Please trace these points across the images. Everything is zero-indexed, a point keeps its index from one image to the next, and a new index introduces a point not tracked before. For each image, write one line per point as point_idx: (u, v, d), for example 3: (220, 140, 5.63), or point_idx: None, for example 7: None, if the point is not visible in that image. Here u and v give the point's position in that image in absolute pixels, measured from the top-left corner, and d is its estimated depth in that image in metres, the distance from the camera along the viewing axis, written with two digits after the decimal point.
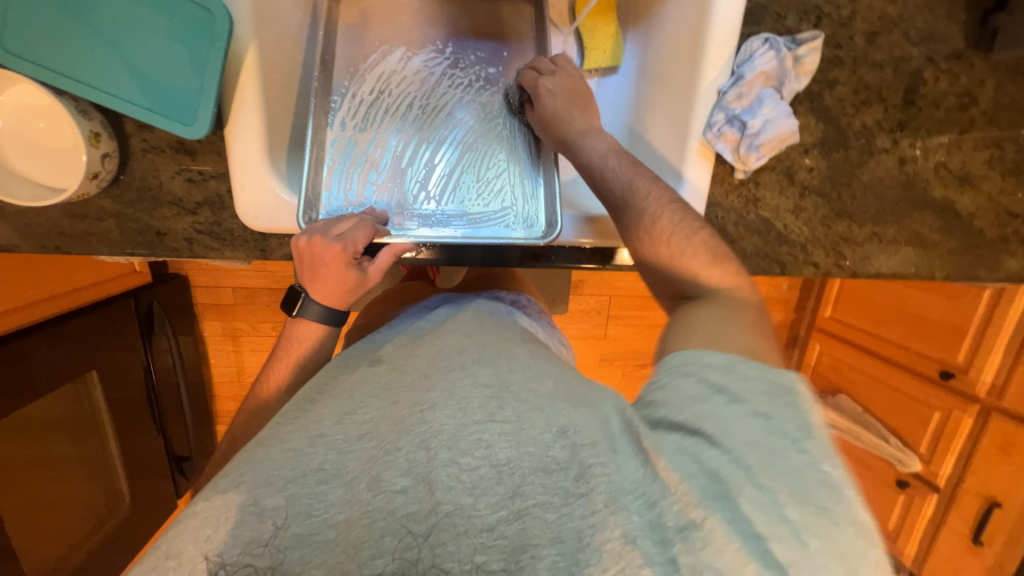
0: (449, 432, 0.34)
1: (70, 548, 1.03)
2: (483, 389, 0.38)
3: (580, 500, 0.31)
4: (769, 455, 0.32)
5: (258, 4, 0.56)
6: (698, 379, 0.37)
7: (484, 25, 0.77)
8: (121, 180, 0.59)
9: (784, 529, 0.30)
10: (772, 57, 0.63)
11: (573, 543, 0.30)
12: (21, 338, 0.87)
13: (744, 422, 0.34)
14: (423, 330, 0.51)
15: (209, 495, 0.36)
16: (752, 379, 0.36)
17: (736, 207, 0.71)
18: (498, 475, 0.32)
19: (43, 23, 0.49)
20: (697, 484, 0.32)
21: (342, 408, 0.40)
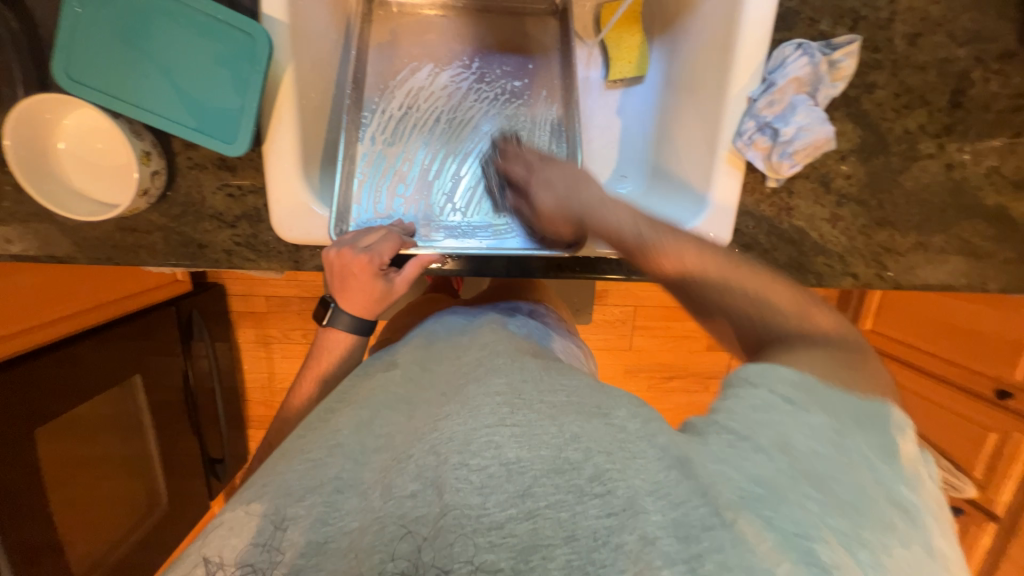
0: (460, 437, 0.35)
1: (112, 545, 1.07)
2: (496, 397, 0.38)
3: (593, 500, 0.32)
4: (832, 469, 0.34)
5: (295, 27, 0.59)
6: (769, 391, 0.38)
7: (510, 39, 0.78)
8: (168, 196, 0.62)
9: (836, 536, 0.31)
10: (805, 62, 0.61)
11: (587, 542, 0.30)
12: (69, 345, 0.93)
13: (811, 436, 0.35)
14: (441, 337, 0.52)
15: (236, 505, 0.38)
16: (824, 398, 0.38)
17: (768, 216, 0.69)
18: (508, 473, 0.33)
19: (100, 50, 0.53)
20: (734, 485, 0.32)
21: (358, 418, 0.42)
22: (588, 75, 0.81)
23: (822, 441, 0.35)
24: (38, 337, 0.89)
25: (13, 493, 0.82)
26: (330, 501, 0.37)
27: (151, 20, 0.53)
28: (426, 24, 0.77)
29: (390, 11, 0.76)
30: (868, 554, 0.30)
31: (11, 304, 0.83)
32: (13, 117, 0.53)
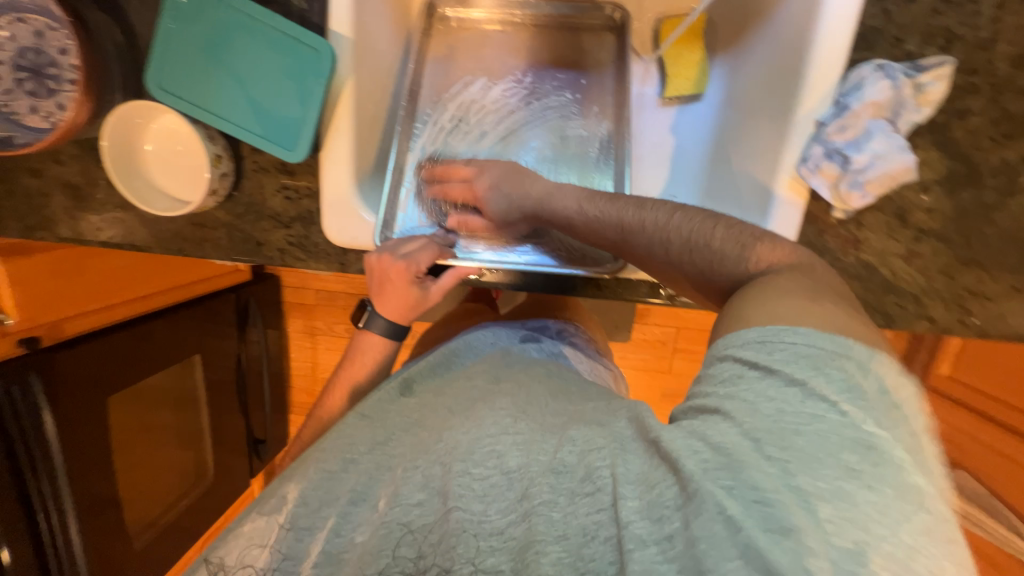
0: (464, 446, 0.44)
1: (165, 506, 1.17)
2: (501, 410, 0.47)
3: (584, 499, 0.38)
4: (797, 424, 0.34)
5: (358, 41, 0.62)
6: (733, 360, 0.39)
7: (564, 54, 0.78)
8: (233, 196, 0.67)
9: (800, 494, 0.32)
10: (886, 86, 0.55)
11: (578, 539, 0.37)
12: (142, 322, 1.02)
13: (778, 395, 0.36)
14: (443, 364, 0.63)
15: (254, 517, 0.49)
16: (789, 349, 0.38)
17: (831, 249, 0.64)
18: (509, 481, 0.41)
19: (185, 61, 0.58)
20: (701, 458, 0.36)
21: (376, 438, 0.51)
22: (642, 92, 0.80)
23: (791, 398, 0.36)
24: (111, 314, 0.99)
25: (82, 451, 0.90)
26: (346, 511, 0.46)
27: (231, 35, 0.58)
28: (482, 38, 0.78)
29: (449, 25, 0.78)
30: (837, 509, 0.31)
31: (84, 277, 0.94)
32: (110, 122, 0.59)
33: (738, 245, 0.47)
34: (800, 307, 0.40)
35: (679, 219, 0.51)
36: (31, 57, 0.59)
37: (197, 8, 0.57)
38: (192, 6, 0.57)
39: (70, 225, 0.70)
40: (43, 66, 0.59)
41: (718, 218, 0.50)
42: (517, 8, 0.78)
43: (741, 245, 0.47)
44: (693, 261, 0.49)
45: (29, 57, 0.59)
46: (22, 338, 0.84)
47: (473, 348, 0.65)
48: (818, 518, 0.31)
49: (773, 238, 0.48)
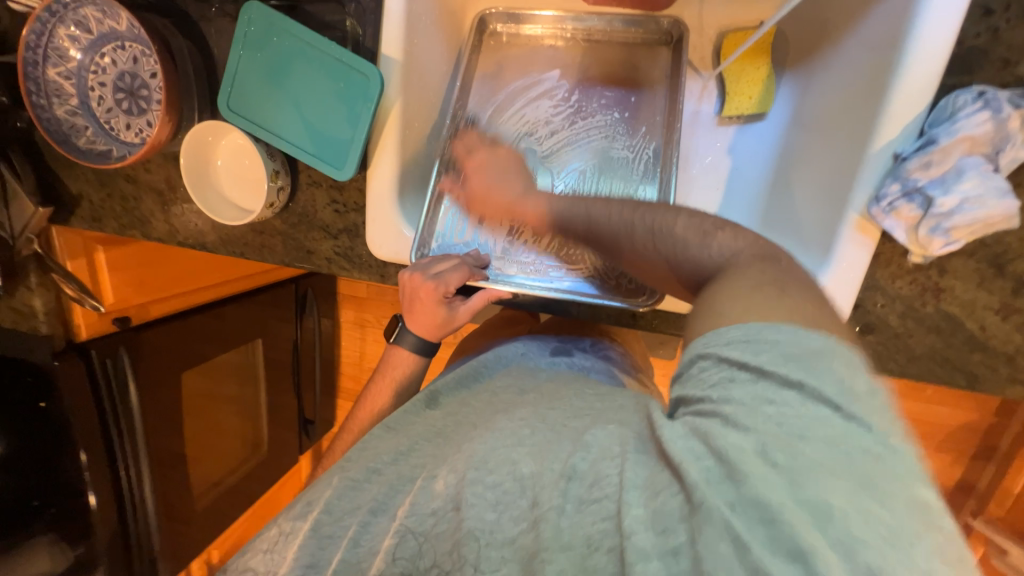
0: (480, 455, 0.44)
1: (230, 468, 1.30)
2: (518, 420, 0.47)
3: (591, 505, 0.36)
4: (800, 429, 0.31)
5: (407, 65, 0.63)
6: (720, 361, 0.36)
7: (615, 71, 0.75)
8: (289, 206, 0.72)
9: (810, 508, 0.29)
10: (986, 118, 0.48)
11: (581, 550, 0.35)
12: (213, 305, 1.14)
13: (770, 402, 0.33)
14: (468, 379, 0.63)
15: (280, 521, 0.53)
16: (775, 348, 0.35)
17: (905, 296, 0.57)
18: (521, 488, 0.40)
19: (251, 85, 0.62)
20: (704, 467, 0.33)
21: (399, 449, 0.53)
22: (698, 110, 0.74)
23: (788, 405, 0.32)
24: (189, 299, 1.10)
25: (157, 417, 1.02)
26: (366, 521, 0.47)
27: (291, 61, 0.62)
28: (532, 53, 0.77)
29: (499, 40, 0.78)
30: (850, 528, 0.28)
31: (169, 266, 1.06)
32: (187, 141, 0.65)
33: (700, 232, 0.47)
34: (759, 298, 0.38)
35: (640, 215, 0.52)
36: (128, 81, 0.67)
37: (264, 36, 0.61)
38: (259, 34, 0.61)
39: (155, 225, 0.79)
40: (137, 89, 0.67)
41: (681, 210, 0.51)
42: (569, 22, 0.76)
43: (702, 234, 0.47)
44: (660, 255, 0.50)
45: (126, 80, 0.67)
46: (116, 317, 0.96)
47: (499, 361, 0.65)
48: (830, 536, 0.28)
49: (738, 227, 0.47)
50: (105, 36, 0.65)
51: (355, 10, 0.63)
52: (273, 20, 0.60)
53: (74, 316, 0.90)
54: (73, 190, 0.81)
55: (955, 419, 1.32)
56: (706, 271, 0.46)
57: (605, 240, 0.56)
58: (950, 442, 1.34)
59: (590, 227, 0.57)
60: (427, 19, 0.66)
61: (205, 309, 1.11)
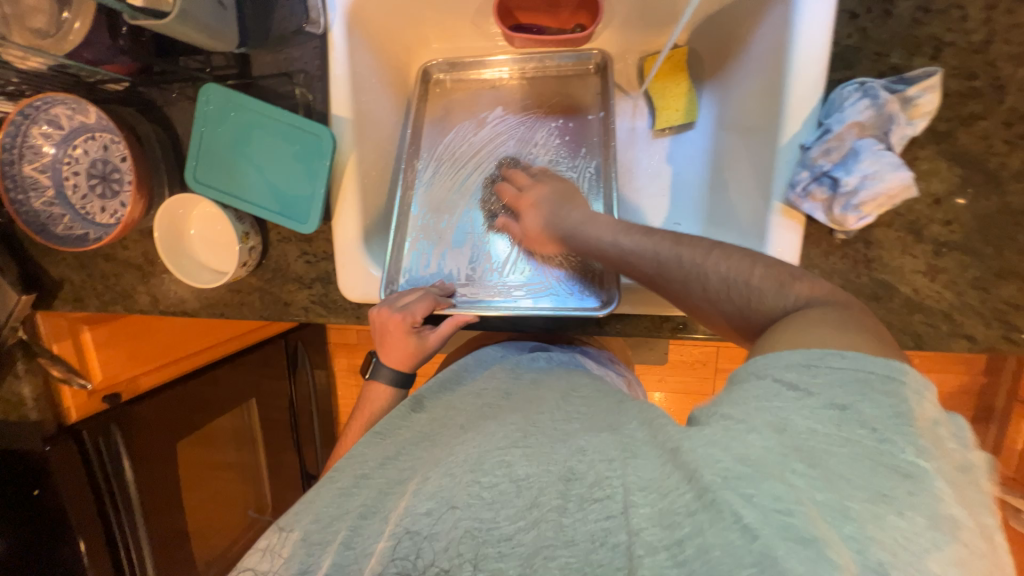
0: (475, 458, 0.44)
1: (232, 537, 1.28)
2: (512, 426, 0.48)
3: (592, 505, 0.38)
4: (831, 445, 0.34)
5: (358, 120, 0.69)
6: (773, 379, 0.39)
7: (554, 102, 0.82)
8: (263, 263, 0.75)
9: (827, 508, 0.31)
10: (867, 105, 0.54)
11: (585, 545, 0.36)
12: (209, 369, 1.16)
13: (812, 416, 0.36)
14: (447, 383, 0.64)
15: (272, 529, 0.51)
16: (833, 373, 0.38)
17: (839, 270, 0.61)
18: (518, 489, 0.41)
19: (214, 157, 0.67)
20: (719, 466, 0.35)
21: (387, 453, 0.53)
22: (633, 126, 0.80)
23: (822, 418, 0.36)
24: (179, 366, 1.11)
25: (152, 491, 1.02)
26: (356, 524, 0.46)
27: (250, 130, 0.67)
28: (476, 95, 0.83)
29: (444, 87, 0.84)
30: (863, 528, 0.31)
31: (154, 338, 1.06)
32: (160, 214, 0.69)
33: (778, 283, 0.48)
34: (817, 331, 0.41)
35: (717, 258, 0.51)
36: (100, 167, 0.71)
37: (222, 111, 0.67)
38: (218, 111, 0.66)
39: (136, 298, 0.82)
40: (109, 173, 0.71)
41: (755, 257, 0.51)
42: (509, 64, 0.83)
43: (780, 283, 0.48)
44: (737, 305, 0.49)
45: (99, 167, 0.71)
46: (105, 394, 0.97)
47: (481, 365, 0.67)
48: (844, 532, 0.30)
49: (808, 275, 0.49)
50: (77, 130, 0.71)
51: (303, 80, 0.69)
52: (231, 97, 0.66)
53: (63, 398, 0.91)
54: (54, 275, 0.84)
55: (946, 384, 1.34)
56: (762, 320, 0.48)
57: (679, 286, 0.54)
58: (948, 407, 1.36)
59: (659, 272, 0.55)
60: (372, 77, 0.72)
61: (199, 375, 1.12)
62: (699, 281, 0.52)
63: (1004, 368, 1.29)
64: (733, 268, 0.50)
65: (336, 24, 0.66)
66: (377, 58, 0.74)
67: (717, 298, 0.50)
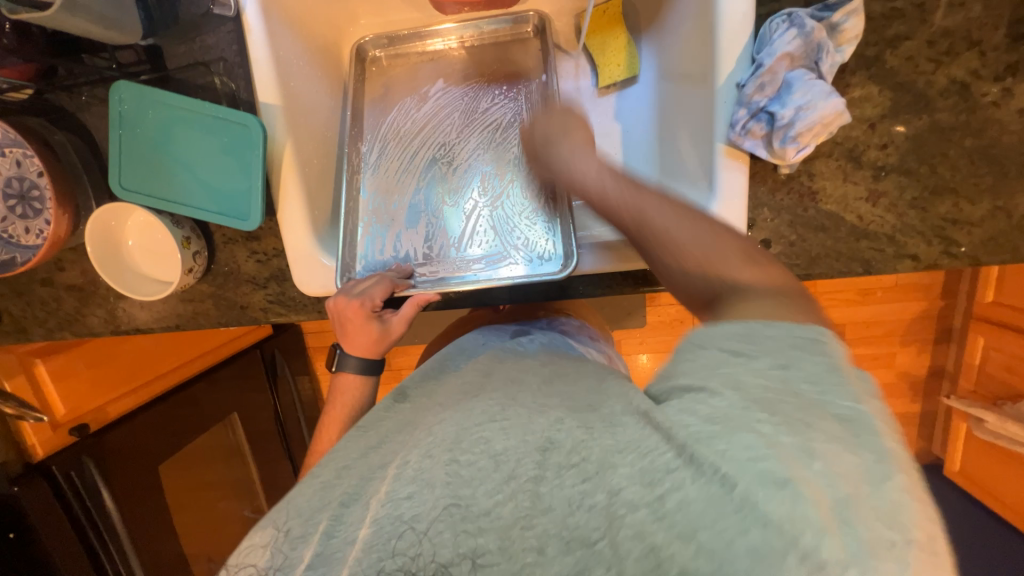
0: (453, 437, 0.44)
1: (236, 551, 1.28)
2: (489, 401, 0.47)
3: (569, 471, 0.38)
4: (782, 396, 0.35)
5: (288, 105, 0.66)
6: (716, 350, 0.38)
7: (495, 68, 0.80)
8: (212, 268, 0.72)
9: (795, 450, 0.32)
10: (794, 35, 0.54)
11: (562, 510, 0.37)
12: (182, 389, 1.11)
13: (760, 380, 0.36)
14: (429, 374, 0.62)
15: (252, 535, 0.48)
16: (771, 342, 0.38)
17: (787, 205, 0.62)
18: (495, 464, 0.40)
19: (139, 159, 0.63)
20: (690, 429, 0.35)
21: (368, 445, 0.51)
22: (578, 86, 0.79)
23: (769, 382, 0.36)
24: (151, 389, 1.07)
25: (144, 523, 1.01)
26: (338, 514, 0.45)
27: (174, 128, 0.63)
28: (414, 69, 0.81)
29: (381, 65, 0.81)
30: (830, 463, 0.32)
31: (116, 361, 1.02)
32: (90, 228, 0.65)
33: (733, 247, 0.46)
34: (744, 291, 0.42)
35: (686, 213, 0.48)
36: (17, 186, 0.67)
37: (139, 111, 0.62)
38: (134, 110, 0.62)
39: (84, 320, 0.77)
40: (28, 191, 0.66)
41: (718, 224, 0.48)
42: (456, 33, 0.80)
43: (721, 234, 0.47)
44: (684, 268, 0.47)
45: (15, 185, 0.67)
46: (72, 427, 0.93)
47: (463, 354, 0.64)
48: (813, 469, 0.31)
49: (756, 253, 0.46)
50: None
51: (223, 68, 0.66)
52: (146, 94, 0.62)
53: (25, 436, 0.86)
54: None
55: (908, 312, 1.39)
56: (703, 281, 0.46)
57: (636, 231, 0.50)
58: (910, 334, 1.41)
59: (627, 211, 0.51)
60: (299, 60, 0.69)
61: (173, 394, 1.08)
62: (657, 235, 0.48)
63: (958, 288, 1.35)
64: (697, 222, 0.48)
65: (249, 3, 0.62)
66: (302, 39, 0.70)
67: (649, 243, 0.49)
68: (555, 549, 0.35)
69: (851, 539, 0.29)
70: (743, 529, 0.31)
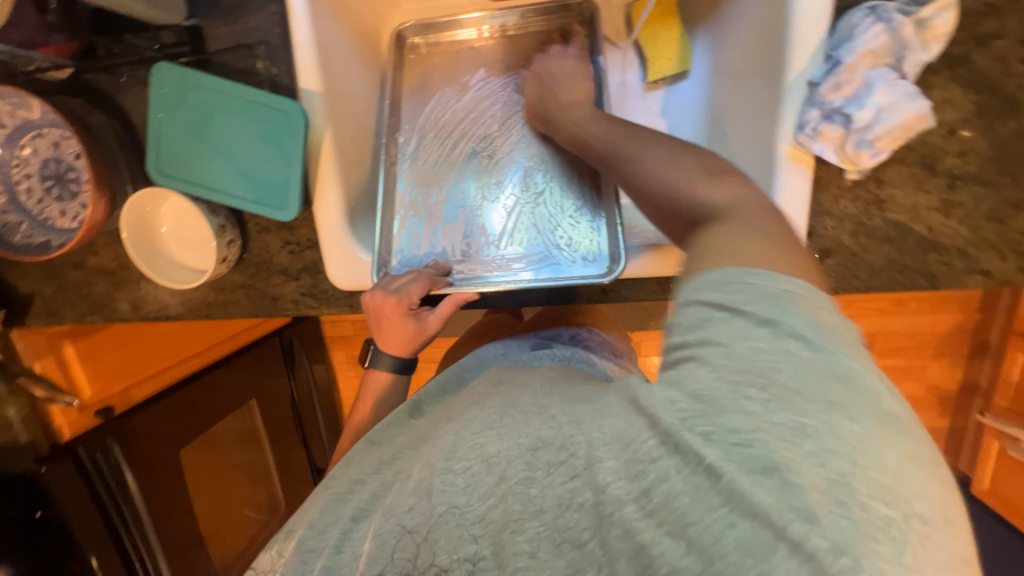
0: (449, 445, 0.42)
1: (252, 536, 1.29)
2: (490, 409, 0.45)
3: (559, 468, 0.34)
4: (774, 359, 0.31)
5: (329, 92, 0.64)
6: (698, 305, 0.36)
7: (540, 58, 0.77)
8: (245, 258, 0.71)
9: (784, 429, 0.29)
10: (880, 30, 0.50)
11: (553, 510, 0.33)
12: (204, 374, 1.11)
13: (738, 339, 0.33)
14: (445, 387, 0.60)
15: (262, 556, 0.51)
16: (757, 290, 0.34)
17: (852, 213, 0.58)
18: (487, 467, 0.37)
19: (179, 144, 0.62)
20: (675, 407, 0.32)
21: (382, 457, 0.52)
22: (624, 80, 0.76)
23: (751, 343, 0.32)
24: (172, 373, 1.06)
25: (161, 509, 1.00)
26: (347, 528, 0.45)
27: (214, 113, 0.61)
28: (454, 58, 0.78)
29: (420, 52, 0.78)
30: (823, 441, 0.28)
31: (139, 347, 1.01)
32: (125, 215, 0.64)
33: (712, 176, 0.44)
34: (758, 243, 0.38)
35: (664, 146, 0.48)
36: (53, 167, 0.66)
37: (179, 94, 0.61)
38: (174, 94, 0.61)
39: (114, 306, 0.77)
40: (64, 173, 0.66)
41: (699, 151, 0.46)
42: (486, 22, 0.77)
43: (713, 175, 0.44)
44: (660, 195, 0.45)
45: (51, 167, 0.66)
46: (98, 410, 0.93)
47: (479, 367, 0.62)
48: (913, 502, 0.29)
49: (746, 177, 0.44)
50: (23, 127, 0.65)
51: (264, 51, 0.64)
52: (185, 77, 0.60)
53: (52, 416, 0.87)
54: (23, 288, 0.78)
55: (945, 324, 1.33)
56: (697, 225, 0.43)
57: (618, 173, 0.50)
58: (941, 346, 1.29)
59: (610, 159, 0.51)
60: (340, 45, 0.67)
61: (196, 378, 1.08)
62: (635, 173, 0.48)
63: (999, 303, 1.29)
64: (658, 147, 0.48)
65: None
66: (345, 23, 0.68)
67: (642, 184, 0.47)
68: (546, 552, 0.32)
69: (845, 520, 0.26)
70: (731, 522, 0.27)
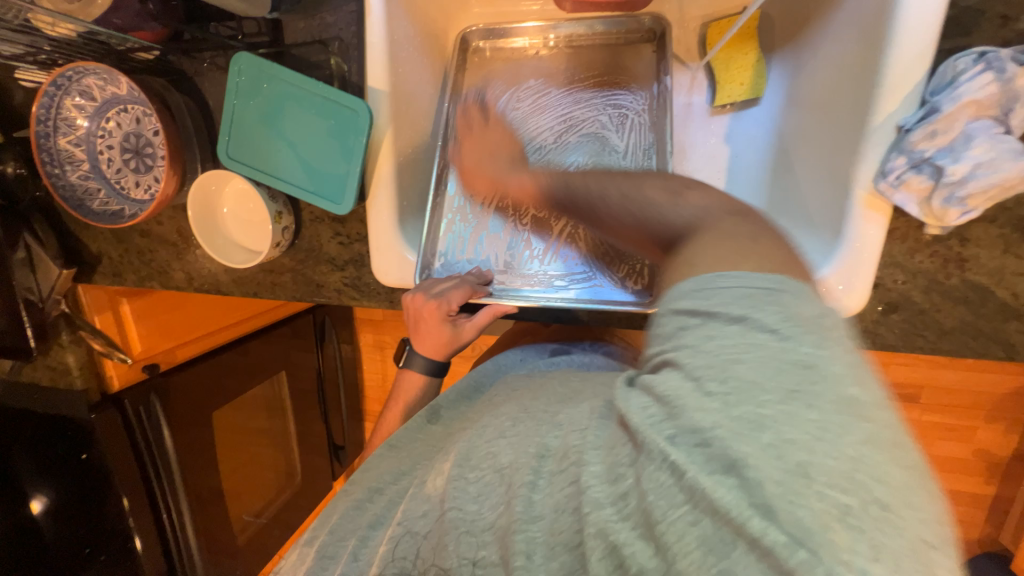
0: (465, 451, 0.46)
1: (266, 501, 1.32)
2: (504, 419, 0.48)
3: (559, 474, 0.36)
4: (740, 353, 0.29)
5: (394, 93, 0.65)
6: (674, 313, 0.33)
7: (604, 72, 0.75)
8: (296, 244, 0.73)
9: (744, 423, 0.27)
10: (989, 80, 0.46)
11: (551, 515, 0.35)
12: (240, 342, 1.16)
13: (719, 338, 0.30)
14: (465, 392, 0.63)
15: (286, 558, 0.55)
16: (741, 289, 0.32)
17: (926, 270, 0.54)
18: (500, 478, 0.41)
19: (249, 131, 0.64)
20: (646, 412, 0.31)
21: (402, 468, 0.54)
22: (689, 102, 0.73)
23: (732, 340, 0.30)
24: (216, 338, 1.13)
25: (193, 469, 1.05)
26: (364, 535, 0.48)
27: (284, 104, 0.63)
28: (517, 66, 0.77)
29: (483, 56, 0.78)
30: (781, 432, 0.26)
31: (187, 309, 1.07)
32: (193, 192, 0.67)
33: (668, 191, 0.45)
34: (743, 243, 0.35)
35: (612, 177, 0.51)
36: (133, 141, 0.70)
37: (254, 84, 0.63)
38: (249, 83, 0.63)
39: (172, 275, 0.81)
40: (142, 148, 0.70)
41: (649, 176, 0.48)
42: (550, 31, 0.76)
43: (671, 191, 0.44)
44: (621, 209, 0.47)
45: (131, 140, 0.70)
46: (144, 364, 0.99)
47: (497, 373, 0.65)
48: None
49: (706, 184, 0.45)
50: (109, 101, 0.68)
51: (338, 48, 0.65)
52: (261, 68, 0.62)
53: (105, 367, 0.92)
54: (92, 250, 0.83)
55: None
56: (673, 233, 0.42)
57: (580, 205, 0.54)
58: (1009, 413, 1.16)
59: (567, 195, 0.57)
60: (409, 47, 0.67)
61: (233, 345, 1.14)
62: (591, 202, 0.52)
63: None
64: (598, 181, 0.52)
65: None
66: (415, 24, 0.69)
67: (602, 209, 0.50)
68: (542, 555, 0.34)
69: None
70: (693, 519, 0.27)
